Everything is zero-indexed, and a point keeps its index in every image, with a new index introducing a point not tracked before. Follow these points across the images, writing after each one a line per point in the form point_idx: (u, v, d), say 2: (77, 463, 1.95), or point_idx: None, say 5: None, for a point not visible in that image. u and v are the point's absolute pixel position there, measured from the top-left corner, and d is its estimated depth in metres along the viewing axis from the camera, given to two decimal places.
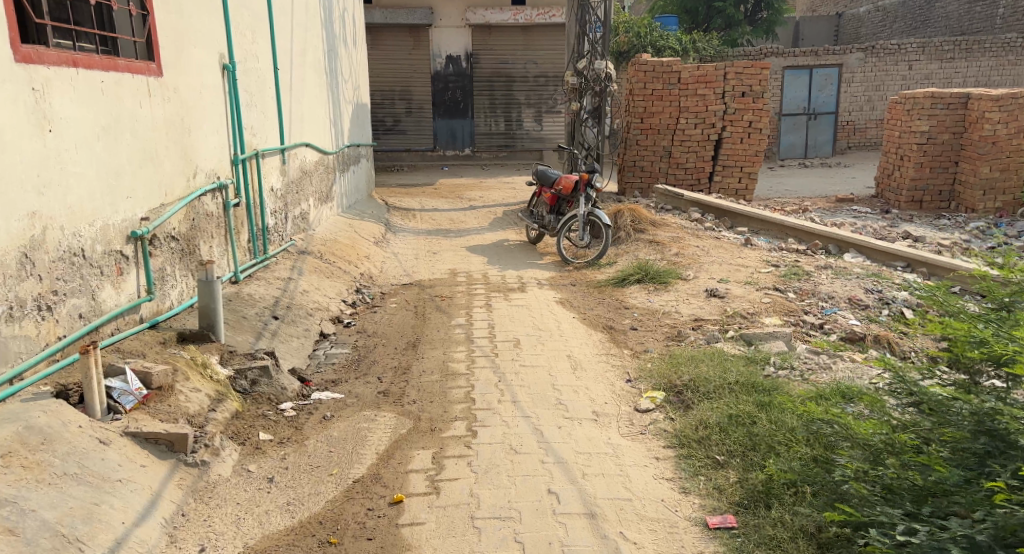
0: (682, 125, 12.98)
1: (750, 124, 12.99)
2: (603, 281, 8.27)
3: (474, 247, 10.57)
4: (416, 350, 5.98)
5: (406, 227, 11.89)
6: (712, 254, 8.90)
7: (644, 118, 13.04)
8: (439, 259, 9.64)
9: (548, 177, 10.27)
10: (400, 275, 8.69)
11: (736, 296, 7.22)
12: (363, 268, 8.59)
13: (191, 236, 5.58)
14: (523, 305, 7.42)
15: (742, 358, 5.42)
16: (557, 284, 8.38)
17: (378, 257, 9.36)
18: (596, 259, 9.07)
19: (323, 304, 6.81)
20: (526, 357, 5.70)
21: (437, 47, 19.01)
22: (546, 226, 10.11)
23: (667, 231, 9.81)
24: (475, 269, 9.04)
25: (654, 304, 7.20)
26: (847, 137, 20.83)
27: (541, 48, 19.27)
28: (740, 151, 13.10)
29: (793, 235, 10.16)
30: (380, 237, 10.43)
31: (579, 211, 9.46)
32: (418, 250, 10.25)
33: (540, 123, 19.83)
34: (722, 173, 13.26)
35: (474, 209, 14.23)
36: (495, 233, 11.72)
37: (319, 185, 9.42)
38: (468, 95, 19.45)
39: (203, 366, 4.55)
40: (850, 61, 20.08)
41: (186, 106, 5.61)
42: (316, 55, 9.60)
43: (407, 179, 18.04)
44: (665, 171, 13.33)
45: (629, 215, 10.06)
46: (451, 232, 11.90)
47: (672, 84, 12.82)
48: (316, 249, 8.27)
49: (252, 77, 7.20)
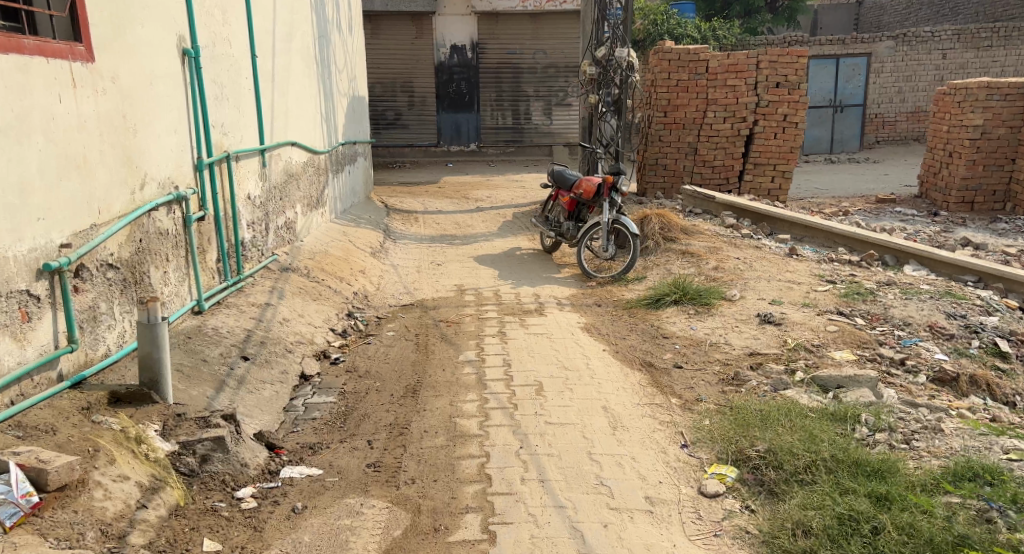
0: (710, 119, 12.02)
1: (785, 118, 11.96)
2: (631, 303, 7.21)
3: (484, 257, 9.55)
4: (416, 398, 4.89)
5: (408, 233, 10.82)
6: (754, 271, 7.79)
7: (668, 111, 12.13)
8: (444, 274, 8.56)
9: (566, 178, 9.27)
10: (398, 295, 7.60)
11: (794, 323, 6.14)
12: (357, 285, 7.50)
13: (136, 262, 4.52)
14: (542, 334, 6.33)
15: (823, 415, 4.32)
16: (578, 307, 7.31)
17: (375, 272, 8.27)
18: (621, 273, 8.07)
19: (306, 335, 5.74)
20: (552, 408, 4.64)
21: (441, 37, 17.91)
22: (564, 234, 9.11)
23: (700, 241, 8.72)
24: (485, 286, 8.11)
25: (697, 333, 6.12)
26: (875, 130, 19.60)
27: (550, 37, 18.14)
28: (772, 148, 12.07)
29: (843, 243, 9.04)
30: (378, 246, 9.36)
31: (603, 219, 8.44)
32: (420, 261, 9.18)
33: (550, 117, 18.69)
34: (754, 171, 12.23)
35: (481, 211, 13.18)
36: (505, 240, 10.69)
37: (308, 189, 8.36)
38: (474, 88, 18.33)
39: (135, 441, 3.49)
40: (880, 50, 18.97)
41: (132, 99, 4.58)
42: (305, 43, 8.58)
43: (409, 177, 17.00)
44: (690, 170, 12.33)
45: (657, 222, 8.99)
46: (457, 240, 10.84)
47: (699, 74, 11.92)
48: (303, 266, 7.20)
49: (223, 65, 6.14)
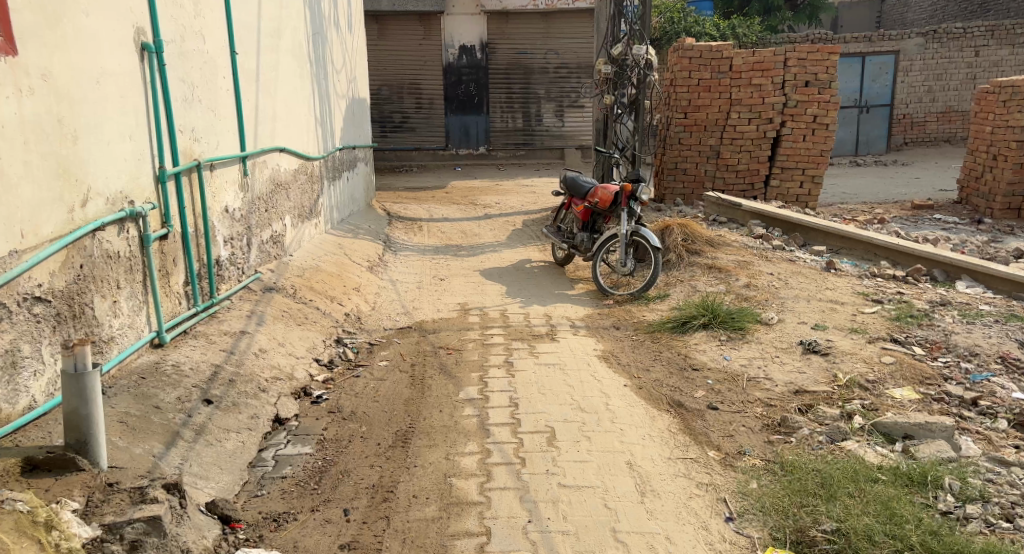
0: (734, 120, 11.36)
1: (815, 119, 11.29)
2: (654, 326, 6.48)
3: (491, 271, 8.84)
4: (407, 449, 4.15)
5: (411, 245, 10.13)
6: (789, 290, 7.04)
7: (688, 112, 11.44)
8: (447, 293, 7.86)
9: (580, 186, 8.53)
10: (396, 316, 6.90)
11: (841, 354, 5.40)
12: (348, 305, 6.78)
13: (75, 293, 3.83)
14: (554, 363, 5.60)
15: (895, 476, 3.61)
16: (594, 330, 6.58)
17: (371, 289, 7.56)
18: (640, 290, 7.33)
19: (285, 369, 5.01)
20: (567, 464, 3.91)
21: (450, 36, 17.24)
22: (578, 246, 8.39)
23: (727, 256, 7.99)
24: (492, 305, 7.39)
25: (731, 366, 5.37)
26: (903, 131, 18.82)
27: (562, 36, 17.41)
28: (801, 151, 11.40)
29: (886, 256, 8.27)
30: (377, 260, 8.66)
31: (621, 231, 7.71)
32: (422, 277, 8.48)
33: (562, 119, 17.95)
34: (781, 176, 11.56)
35: (489, 219, 12.46)
36: (514, 251, 9.97)
37: (299, 199, 7.68)
38: (484, 89, 17.62)
39: (44, 528, 2.78)
40: (909, 48, 18.27)
41: (72, 99, 3.89)
42: (297, 40, 7.87)
43: (415, 182, 16.31)
44: (712, 175, 11.66)
45: (680, 232, 8.27)
46: (463, 251, 10.13)
47: (722, 73, 11.26)
48: (290, 285, 6.50)
49: (195, 63, 5.42)
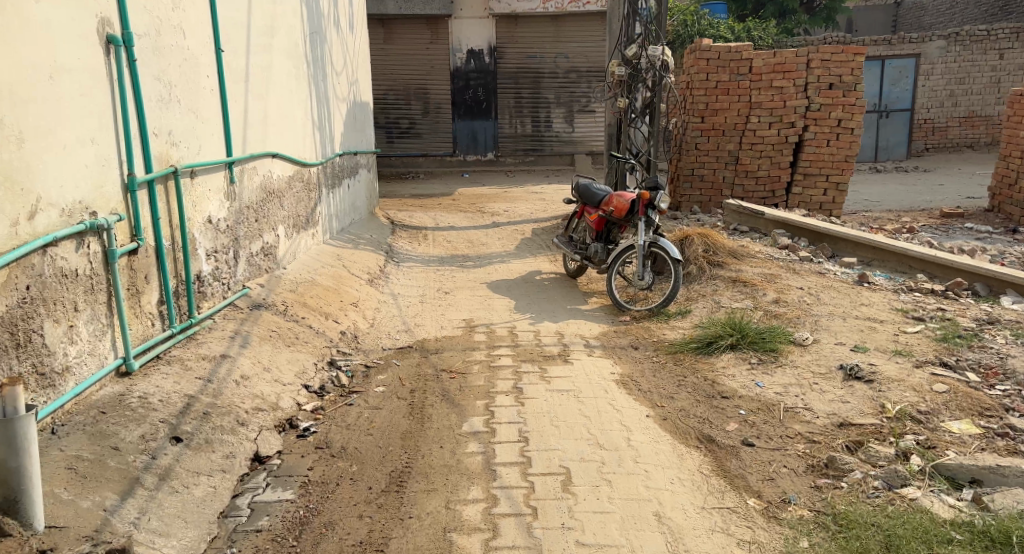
0: (753, 124, 10.85)
1: (839, 123, 10.75)
2: (676, 346, 5.95)
3: (499, 284, 8.33)
4: (401, 495, 3.63)
5: (414, 255, 9.62)
6: (820, 307, 6.51)
7: (706, 116, 10.94)
8: (452, 308, 7.33)
9: (593, 194, 8.03)
10: (396, 334, 6.39)
11: (887, 381, 4.86)
12: (344, 322, 6.27)
13: (20, 318, 3.39)
14: (568, 389, 5.08)
15: (972, 536, 3.16)
16: (610, 351, 6.05)
17: (370, 305, 7.05)
18: (659, 305, 6.80)
19: (269, 397, 4.50)
20: (586, 517, 3.40)
21: (457, 40, 16.77)
22: (591, 258, 7.86)
23: (752, 269, 7.47)
24: (501, 321, 6.88)
25: (764, 394, 4.85)
26: (924, 137, 18.29)
27: (572, 39, 16.93)
28: (825, 157, 10.87)
29: (922, 268, 7.74)
30: (377, 273, 8.16)
31: (638, 242, 7.18)
32: (426, 290, 7.97)
33: (571, 124, 17.44)
34: (803, 183, 11.03)
35: (497, 227, 11.95)
36: (523, 262, 9.47)
37: (294, 207, 7.19)
38: (492, 93, 17.13)
39: None
40: (930, 51, 17.73)
41: (17, 97, 3.43)
42: (294, 39, 7.39)
43: (421, 189, 15.85)
44: (731, 182, 11.15)
45: (700, 243, 7.85)
46: (469, 262, 9.63)
47: (742, 74, 10.77)
48: (281, 300, 6.00)
49: (173, 59, 4.93)
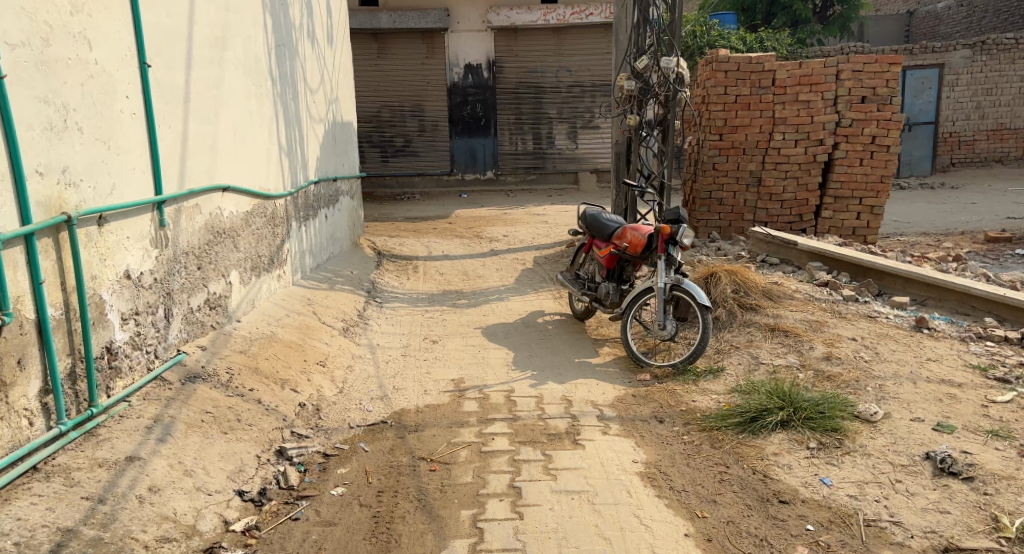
0: (778, 142, 9.77)
1: (873, 140, 9.69)
2: (711, 420, 4.85)
3: (496, 328, 7.23)
4: None
5: (401, 292, 8.54)
6: (880, 367, 5.45)
7: (724, 133, 9.85)
8: (441, 363, 6.23)
9: (602, 224, 6.92)
10: (371, 401, 5.31)
11: (996, 482, 3.85)
12: (305, 390, 5.18)
13: None
14: (579, 491, 3.98)
15: None
16: (630, 424, 4.96)
17: (341, 362, 5.97)
18: (685, 360, 5.71)
19: (185, 517, 3.48)
20: None
21: (454, 55, 15.77)
22: (602, 300, 6.76)
23: (791, 315, 6.39)
24: (498, 382, 5.77)
25: (834, 499, 3.84)
26: (950, 150, 17.20)
27: (576, 53, 15.91)
28: (857, 177, 9.83)
29: (989, 309, 6.66)
30: (356, 318, 7.07)
31: (657, 284, 6.09)
32: (411, 338, 6.88)
33: (575, 141, 16.41)
34: (834, 206, 9.99)
35: (496, 256, 10.85)
36: (524, 300, 8.37)
37: (252, 248, 6.09)
38: (491, 110, 16.09)
39: None
40: (954, 60, 16.70)
41: None
42: (254, 51, 6.26)
43: (416, 212, 14.81)
44: (753, 205, 10.07)
45: (728, 282, 6.75)
46: (463, 299, 8.54)
47: (764, 88, 9.70)
48: (226, 365, 4.91)
49: (79, 75, 3.84)
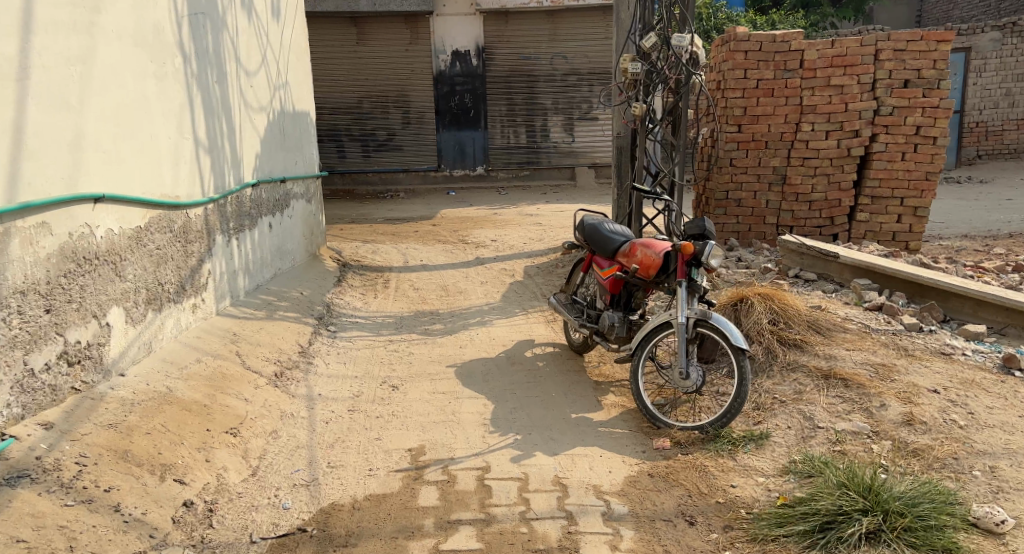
0: (806, 133, 8.14)
1: (918, 131, 8.04)
2: (763, 525, 3.49)
3: (475, 365, 5.80)
4: None
5: (363, 316, 7.07)
6: (984, 433, 4.03)
7: (743, 124, 8.21)
8: (399, 422, 4.78)
9: (604, 236, 5.48)
10: (292, 491, 3.93)
11: None
12: (198, 480, 3.81)
13: None
14: None
15: None
16: (648, 528, 3.61)
17: (262, 427, 4.54)
18: (716, 422, 4.29)
19: None
20: None
21: (440, 41, 14.31)
22: (604, 334, 5.33)
23: (849, 352, 4.90)
24: (471, 451, 4.36)
25: None
26: (976, 141, 15.69)
27: (572, 39, 14.48)
28: (898, 174, 8.19)
29: None
30: (296, 357, 5.61)
31: (677, 318, 4.65)
32: (364, 384, 5.42)
33: (571, 134, 14.95)
34: (871, 208, 8.34)
35: (481, 266, 9.40)
36: (510, 326, 6.92)
37: (141, 274, 4.66)
38: (480, 100, 14.63)
39: None
40: (982, 43, 15.27)
41: None
42: (153, 18, 4.86)
43: (398, 212, 13.36)
44: (776, 207, 8.44)
45: (764, 310, 5.25)
46: (437, 324, 7.11)
47: (791, 71, 8.06)
48: (79, 450, 3.58)
49: None
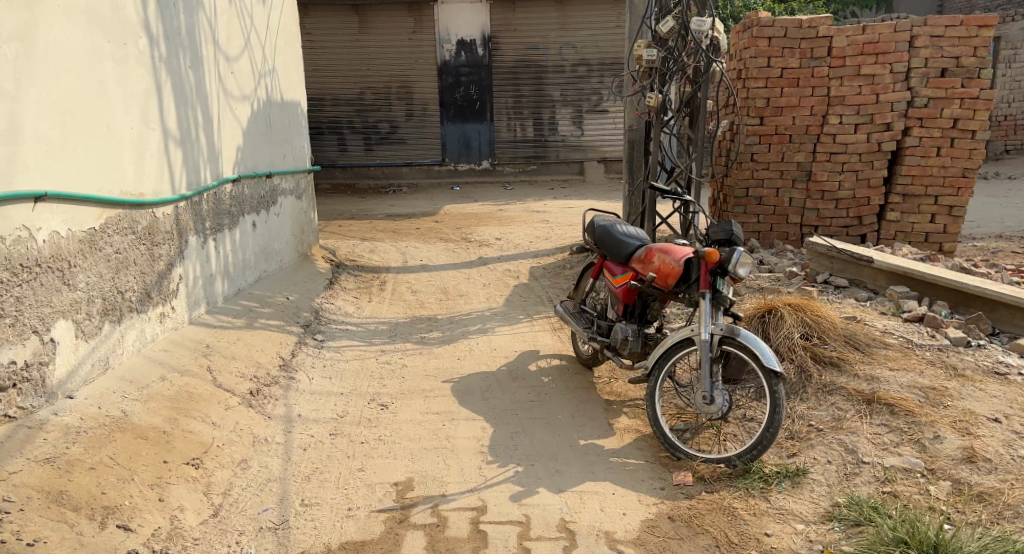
0: (833, 126, 7.57)
1: (954, 124, 7.45)
2: None
3: (474, 380, 5.27)
4: None
5: (354, 323, 6.54)
6: None
7: (765, 116, 7.64)
8: (386, 450, 4.24)
9: (617, 239, 4.94)
10: (256, 536, 3.49)
11: None
12: (147, 525, 3.34)
13: None
14: None
15: None
16: None
17: (232, 456, 4.02)
18: (744, 455, 3.76)
19: None
20: None
21: (445, 29, 13.74)
22: (616, 349, 4.78)
23: (894, 374, 4.34)
24: (465, 485, 3.83)
25: None
26: (1004, 136, 15.05)
27: (582, 28, 13.90)
28: (933, 170, 7.60)
29: None
30: (276, 372, 5.09)
31: (701, 335, 4.08)
32: (350, 403, 4.88)
33: (580, 127, 14.38)
34: (902, 206, 7.75)
35: (484, 267, 8.85)
36: (513, 334, 6.38)
37: (95, 281, 4.16)
38: (487, 92, 14.05)
39: None
40: (1012, 34, 14.63)
41: None
42: None
43: (400, 208, 12.83)
44: (800, 206, 7.86)
45: (795, 323, 4.70)
46: (435, 331, 6.57)
47: (818, 58, 7.48)
48: (2, 493, 3.17)
49: None
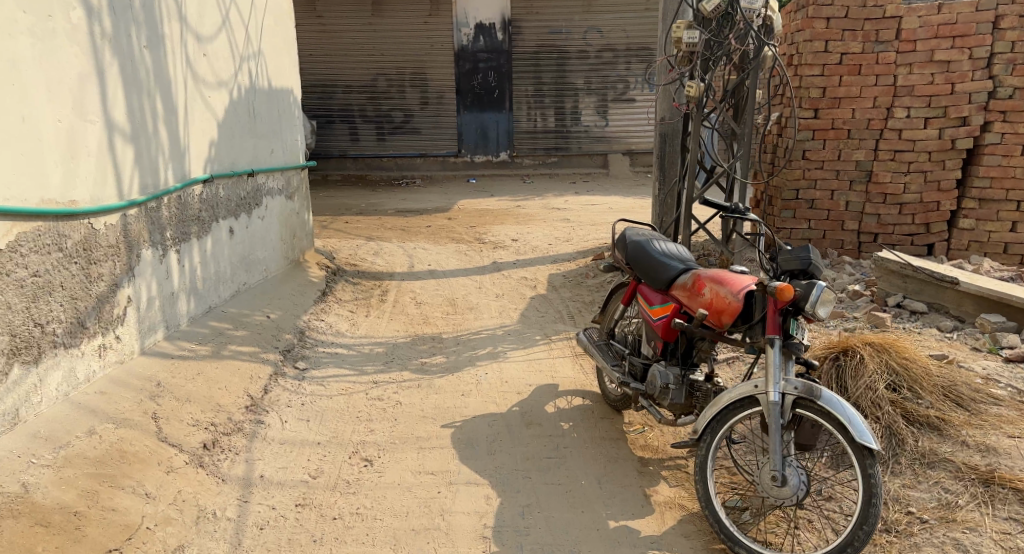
0: (900, 120, 6.47)
1: None
2: None
3: (481, 426, 4.38)
4: None
5: (346, 344, 5.66)
6: None
7: (820, 108, 6.58)
8: (364, 531, 3.44)
9: (658, 259, 4.00)
10: None
11: None
12: None
13: None
14: None
15: None
16: None
17: (164, 542, 3.27)
18: None
19: None
20: None
21: (463, 12, 12.81)
22: (654, 398, 3.85)
23: (1016, 442, 3.44)
24: None
25: None
26: None
27: (607, 10, 12.92)
28: (1016, 172, 6.42)
29: None
30: (243, 416, 4.21)
31: (769, 396, 3.15)
32: (329, 456, 4.00)
33: (605, 117, 13.41)
34: (976, 212, 6.59)
35: (500, 273, 7.95)
36: (530, 360, 5.47)
37: None
38: (506, 79, 13.10)
39: None
40: None
41: None
42: None
43: (412, 202, 11.93)
44: (858, 211, 6.74)
45: (880, 369, 3.75)
46: (439, 353, 5.68)
47: (885, 41, 6.41)
48: None
49: None
